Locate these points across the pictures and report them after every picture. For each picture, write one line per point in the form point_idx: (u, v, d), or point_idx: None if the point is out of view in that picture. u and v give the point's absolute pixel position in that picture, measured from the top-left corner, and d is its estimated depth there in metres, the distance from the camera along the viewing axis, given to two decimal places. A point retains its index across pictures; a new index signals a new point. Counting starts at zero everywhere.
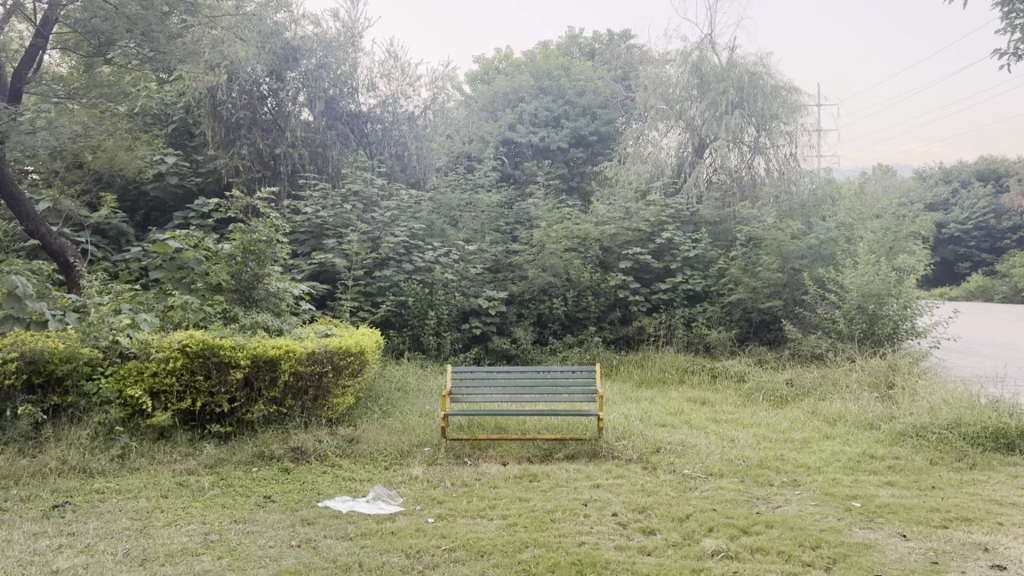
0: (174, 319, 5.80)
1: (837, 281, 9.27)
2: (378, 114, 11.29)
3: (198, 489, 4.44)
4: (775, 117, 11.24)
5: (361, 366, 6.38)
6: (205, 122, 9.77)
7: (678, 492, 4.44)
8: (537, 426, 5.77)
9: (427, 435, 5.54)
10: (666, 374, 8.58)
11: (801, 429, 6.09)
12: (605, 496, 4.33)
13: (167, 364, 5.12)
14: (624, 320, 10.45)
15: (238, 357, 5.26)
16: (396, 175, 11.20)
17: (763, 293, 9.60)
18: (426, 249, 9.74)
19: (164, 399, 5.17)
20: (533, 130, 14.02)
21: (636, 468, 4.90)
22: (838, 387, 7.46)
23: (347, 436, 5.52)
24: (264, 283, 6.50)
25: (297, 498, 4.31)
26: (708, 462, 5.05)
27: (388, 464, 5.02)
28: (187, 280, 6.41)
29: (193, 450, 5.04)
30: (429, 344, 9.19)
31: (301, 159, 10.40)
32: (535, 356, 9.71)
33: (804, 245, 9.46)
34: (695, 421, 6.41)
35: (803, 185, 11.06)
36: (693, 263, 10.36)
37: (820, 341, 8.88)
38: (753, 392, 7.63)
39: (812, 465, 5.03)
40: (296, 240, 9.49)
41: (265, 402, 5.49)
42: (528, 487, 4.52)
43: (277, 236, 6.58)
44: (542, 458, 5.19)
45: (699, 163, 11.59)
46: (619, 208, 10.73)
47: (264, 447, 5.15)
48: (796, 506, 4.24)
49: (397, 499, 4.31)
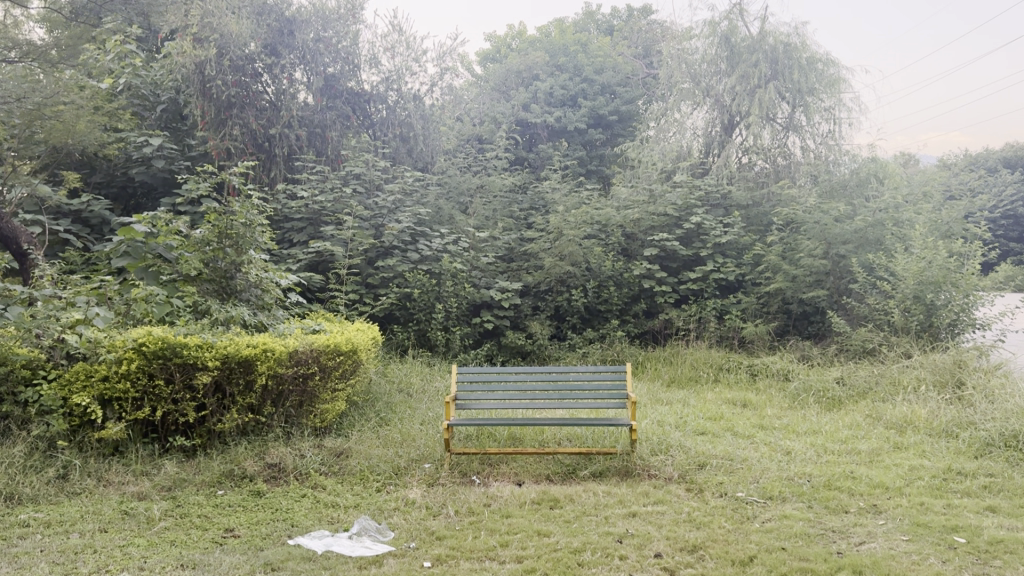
0: (136, 314, 5.00)
1: (888, 268, 8.36)
2: (382, 93, 10.36)
3: (144, 521, 3.63)
4: (812, 92, 10.35)
5: (356, 366, 5.58)
6: (194, 100, 8.84)
7: (734, 523, 3.60)
8: (559, 435, 4.93)
9: (428, 448, 4.71)
10: (699, 373, 7.74)
11: (866, 438, 5.23)
12: (646, 531, 3.49)
13: (119, 367, 4.33)
14: (649, 312, 9.61)
15: (206, 359, 4.48)
16: (402, 158, 10.38)
17: (805, 281, 8.72)
18: (433, 237, 8.93)
19: (118, 408, 4.38)
20: (548, 109, 13.08)
21: (679, 490, 4.06)
22: (897, 387, 6.59)
23: (335, 449, 4.73)
24: (244, 272, 5.71)
25: (263, 533, 3.51)
26: (765, 482, 4.20)
27: (380, 485, 4.21)
28: (156, 271, 5.58)
29: (150, 468, 4.26)
30: (436, 340, 8.39)
31: (298, 140, 9.63)
32: (553, 353, 8.90)
33: (850, 228, 8.54)
34: (738, 428, 5.56)
35: (846, 165, 10.13)
36: (726, 249, 9.49)
37: (872, 334, 8.00)
38: (800, 392, 6.78)
39: (891, 486, 4.17)
40: (292, 226, 8.71)
41: (239, 410, 4.71)
42: (548, 516, 3.69)
43: (259, 219, 5.77)
44: (564, 477, 4.36)
45: (729, 142, 10.72)
46: (643, 191, 9.86)
47: (235, 465, 4.37)
48: (884, 543, 3.40)
49: (388, 533, 3.50)
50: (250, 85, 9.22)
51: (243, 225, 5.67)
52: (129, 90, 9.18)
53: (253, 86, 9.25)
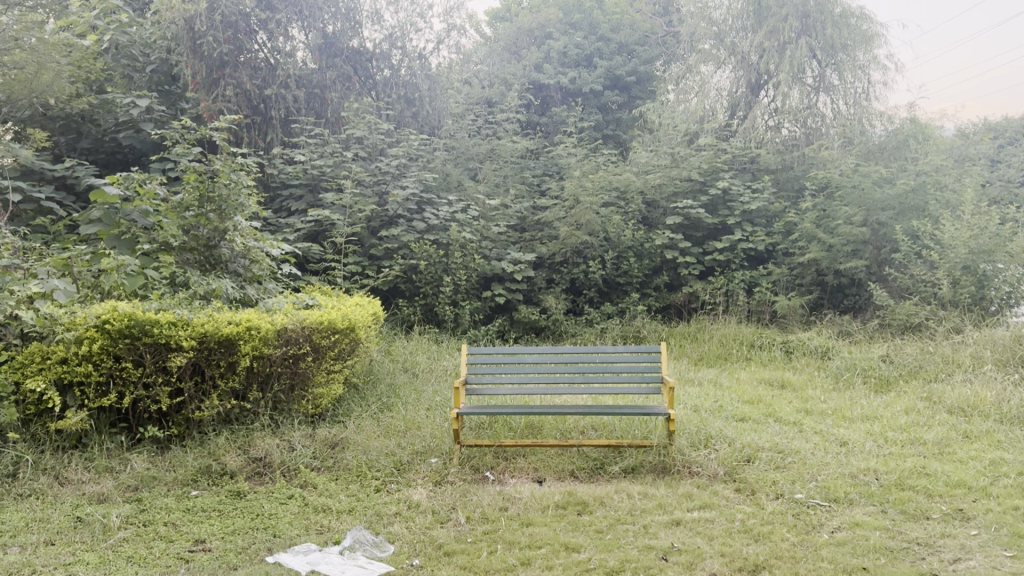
0: (104, 287, 4.40)
1: (934, 236, 7.70)
2: (385, 51, 9.62)
3: (99, 531, 3.06)
4: (846, 48, 9.60)
5: (355, 345, 4.99)
6: (182, 59, 8.04)
7: (799, 534, 3.03)
8: (582, 424, 4.36)
9: (436, 439, 4.14)
10: (728, 351, 7.15)
11: (929, 426, 4.63)
12: (695, 545, 2.91)
13: (79, 348, 3.77)
14: (671, 285, 9.00)
15: (180, 338, 3.91)
16: (407, 121, 9.72)
17: (842, 251, 8.07)
18: (440, 205, 8.31)
19: (79, 394, 3.83)
20: (562, 70, 12.37)
21: (728, 492, 3.48)
22: (952, 365, 5.97)
23: (329, 439, 4.16)
24: (229, 240, 5.11)
25: (239, 546, 2.95)
26: (825, 480, 3.62)
27: (380, 484, 3.66)
28: (132, 240, 4.97)
29: (115, 464, 3.72)
30: (445, 315, 7.82)
31: (296, 101, 8.95)
32: (569, 329, 8.30)
33: (893, 193, 7.85)
34: (781, 413, 4.98)
35: (882, 126, 9.49)
36: (754, 218, 8.87)
37: (917, 307, 7.36)
38: (843, 372, 6.18)
39: (974, 485, 3.56)
40: (290, 194, 8.11)
41: (219, 395, 4.15)
42: (576, 524, 3.12)
43: (246, 180, 5.15)
44: (590, 475, 3.79)
45: (756, 103, 10.02)
46: (665, 155, 9.19)
47: (213, 460, 3.82)
48: (986, 562, 2.80)
49: (387, 548, 2.93)
50: (245, 43, 8.44)
51: (227, 187, 5.04)
52: (115, 49, 8.20)
53: (246, 43, 8.47)
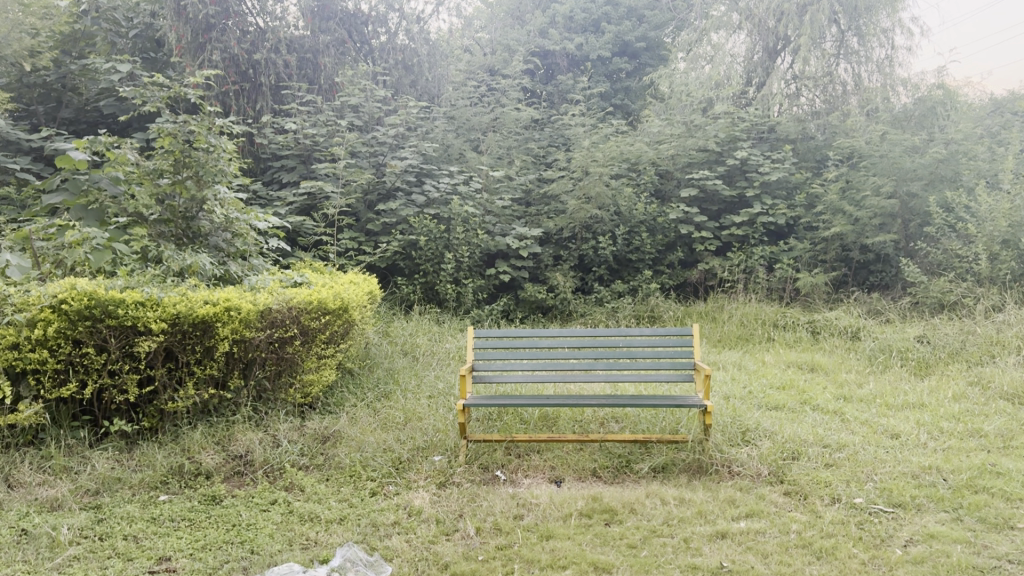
0: (66, 264, 3.92)
1: (969, 208, 7.20)
2: (382, 14, 9.00)
3: (46, 546, 2.61)
4: (871, 9, 8.83)
5: (348, 327, 4.52)
6: (165, 21, 7.39)
7: (869, 550, 2.57)
8: (601, 415, 3.91)
9: (439, 433, 3.69)
10: (750, 332, 6.69)
11: (985, 416, 4.17)
12: (747, 564, 2.46)
13: (32, 331, 3.29)
14: (686, 262, 8.53)
15: (148, 320, 3.44)
16: (405, 89, 9.14)
17: (870, 225, 7.58)
18: (441, 176, 7.80)
19: (34, 384, 3.38)
20: (568, 36, 11.80)
21: (776, 496, 3.03)
22: (997, 347, 5.51)
23: (319, 432, 3.71)
24: (209, 212, 4.62)
25: (209, 566, 2.50)
26: (885, 480, 3.18)
27: (376, 486, 3.20)
28: (101, 211, 4.48)
29: (76, 464, 3.28)
30: (446, 295, 7.36)
31: (286, 66, 8.38)
32: (578, 309, 7.83)
33: (923, 162, 7.29)
34: (818, 400, 4.52)
35: (907, 96, 8.75)
36: (774, 190, 8.38)
37: (952, 284, 6.89)
38: (878, 353, 5.72)
39: None
40: (281, 165, 7.61)
41: (196, 383, 3.69)
42: (605, 537, 2.68)
43: (226, 144, 4.63)
44: (615, 474, 3.35)
45: (774, 69, 9.47)
46: (679, 123, 8.65)
47: (186, 458, 3.37)
48: None
49: (383, 568, 2.47)
50: (232, 4, 7.83)
51: (206, 152, 4.54)
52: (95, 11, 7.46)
53: (232, 4, 7.84)
